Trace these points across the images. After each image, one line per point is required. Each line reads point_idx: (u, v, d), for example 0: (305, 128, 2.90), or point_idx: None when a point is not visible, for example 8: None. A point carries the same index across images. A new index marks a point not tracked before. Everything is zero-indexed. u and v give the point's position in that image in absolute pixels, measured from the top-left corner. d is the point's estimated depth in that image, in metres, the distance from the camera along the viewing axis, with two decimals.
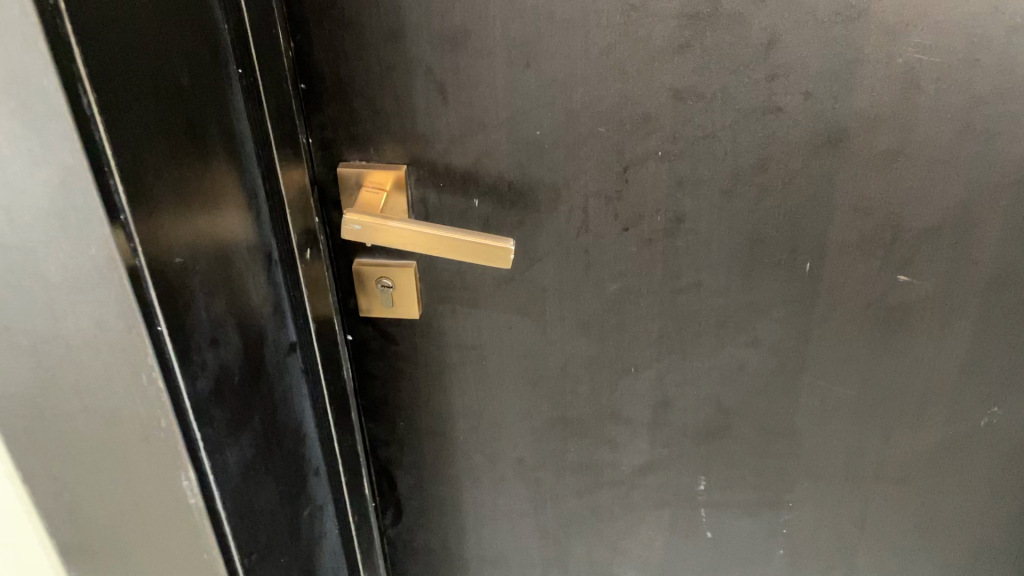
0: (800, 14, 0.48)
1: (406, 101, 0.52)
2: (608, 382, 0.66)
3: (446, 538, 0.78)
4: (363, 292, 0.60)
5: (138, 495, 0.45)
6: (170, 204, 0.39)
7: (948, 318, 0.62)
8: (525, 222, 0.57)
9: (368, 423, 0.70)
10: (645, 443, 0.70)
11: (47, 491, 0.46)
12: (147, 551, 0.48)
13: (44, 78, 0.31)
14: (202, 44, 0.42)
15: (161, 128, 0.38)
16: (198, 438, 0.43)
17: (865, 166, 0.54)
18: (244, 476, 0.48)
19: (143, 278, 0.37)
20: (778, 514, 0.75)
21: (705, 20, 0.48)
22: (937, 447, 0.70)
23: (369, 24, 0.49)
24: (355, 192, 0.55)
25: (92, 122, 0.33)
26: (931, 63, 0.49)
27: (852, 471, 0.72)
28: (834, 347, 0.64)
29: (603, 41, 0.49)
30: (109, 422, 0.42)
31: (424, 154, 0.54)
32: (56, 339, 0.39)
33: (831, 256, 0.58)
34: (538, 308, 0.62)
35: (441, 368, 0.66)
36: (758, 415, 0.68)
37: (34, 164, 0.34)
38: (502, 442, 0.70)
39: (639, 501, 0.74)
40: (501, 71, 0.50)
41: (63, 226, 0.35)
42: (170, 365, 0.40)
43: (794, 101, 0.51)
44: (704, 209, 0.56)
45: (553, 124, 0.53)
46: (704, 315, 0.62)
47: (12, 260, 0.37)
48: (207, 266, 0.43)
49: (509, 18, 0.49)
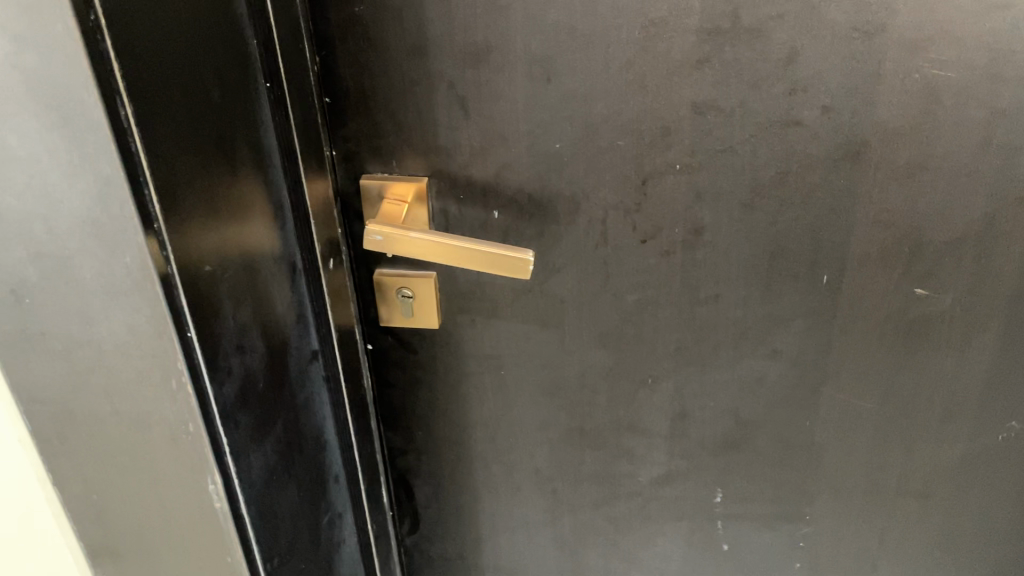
0: (820, 29, 0.48)
1: (428, 114, 0.53)
2: (626, 394, 0.66)
3: (463, 548, 0.79)
4: (383, 302, 0.61)
5: (165, 497, 0.46)
6: (200, 214, 0.40)
7: (968, 331, 0.62)
8: (544, 234, 0.58)
9: (387, 432, 0.71)
10: (662, 454, 0.70)
11: (76, 494, 0.47)
12: (173, 553, 0.49)
13: (83, 91, 0.32)
14: (232, 58, 0.43)
15: (193, 140, 0.39)
16: (224, 442, 0.44)
17: (884, 179, 0.54)
18: (267, 481, 0.49)
19: (174, 286, 0.38)
20: (796, 527, 0.75)
21: (724, 35, 0.49)
22: (956, 461, 0.70)
23: (393, 39, 0.50)
24: (377, 203, 0.56)
25: (129, 134, 0.34)
26: (951, 77, 0.50)
27: (870, 484, 0.71)
28: (853, 360, 0.64)
29: (623, 56, 0.50)
30: (139, 426, 0.43)
31: (446, 166, 0.55)
32: (88, 344, 0.40)
33: (850, 269, 0.58)
34: (557, 319, 0.62)
35: (460, 378, 0.66)
36: (777, 428, 0.68)
37: (72, 174, 0.35)
38: (519, 452, 0.71)
39: (656, 513, 0.74)
40: (522, 85, 0.51)
41: (99, 234, 0.36)
42: (199, 370, 0.41)
43: (813, 114, 0.51)
44: (723, 221, 0.56)
45: (573, 137, 0.53)
46: (723, 327, 0.62)
47: (48, 267, 0.38)
48: (234, 274, 0.44)
49: (530, 34, 0.49)
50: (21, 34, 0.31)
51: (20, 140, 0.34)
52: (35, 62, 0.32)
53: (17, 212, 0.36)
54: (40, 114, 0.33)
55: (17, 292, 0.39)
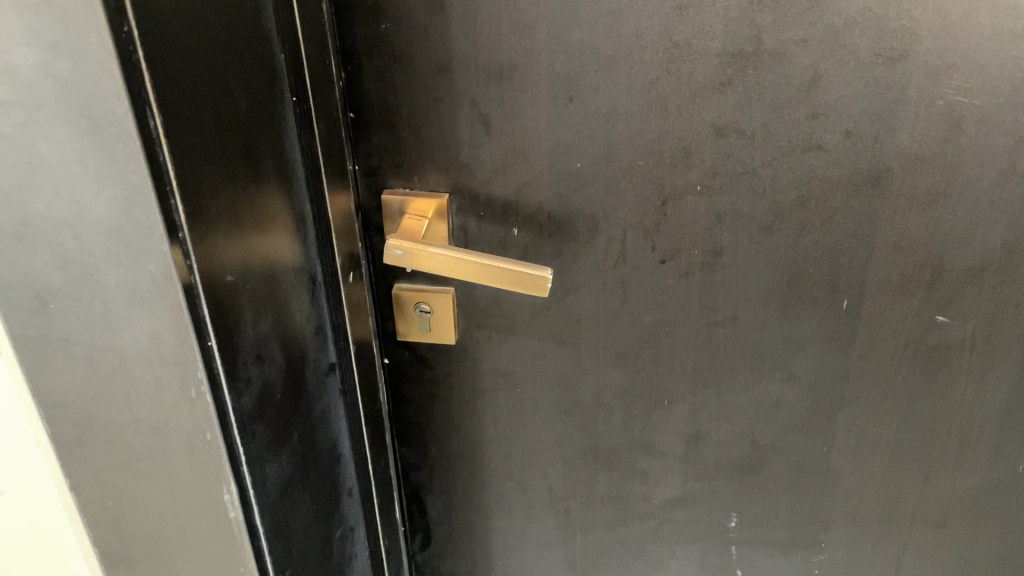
0: (843, 53, 0.48)
1: (451, 132, 0.53)
2: (641, 414, 0.66)
3: (474, 566, 0.78)
4: (401, 316, 0.61)
5: (180, 503, 0.46)
6: (226, 225, 0.41)
7: (990, 360, 0.61)
8: (563, 252, 0.58)
9: (401, 447, 0.71)
10: (677, 477, 0.70)
11: (91, 504, 0.47)
12: (187, 561, 0.49)
13: (114, 101, 0.33)
14: (261, 72, 0.44)
15: (221, 151, 0.40)
16: (240, 452, 0.44)
17: (906, 205, 0.54)
18: (281, 492, 0.49)
19: (196, 295, 0.39)
20: (811, 555, 0.74)
21: (747, 59, 0.49)
22: (976, 490, 0.69)
23: (418, 56, 0.51)
24: (398, 218, 0.57)
25: (158, 144, 0.35)
26: (974, 104, 0.50)
27: (888, 513, 0.70)
28: (872, 387, 0.63)
29: (646, 78, 0.50)
30: (159, 433, 0.43)
31: (466, 183, 0.56)
32: (111, 351, 0.41)
33: (869, 294, 0.58)
34: (573, 337, 0.62)
35: (475, 394, 0.66)
36: (794, 453, 0.67)
37: (101, 182, 0.35)
38: (532, 471, 0.70)
39: (670, 536, 0.74)
40: (544, 104, 0.52)
41: (126, 242, 0.37)
42: (218, 381, 0.41)
43: (834, 138, 0.51)
44: (742, 243, 0.56)
45: (594, 156, 0.54)
46: (740, 350, 0.62)
47: (74, 273, 0.38)
48: (256, 285, 0.44)
49: (554, 54, 0.50)
50: (57, 44, 0.32)
51: (52, 147, 0.35)
52: (68, 70, 0.33)
53: (45, 218, 0.37)
54: (72, 122, 0.34)
55: (42, 297, 0.40)
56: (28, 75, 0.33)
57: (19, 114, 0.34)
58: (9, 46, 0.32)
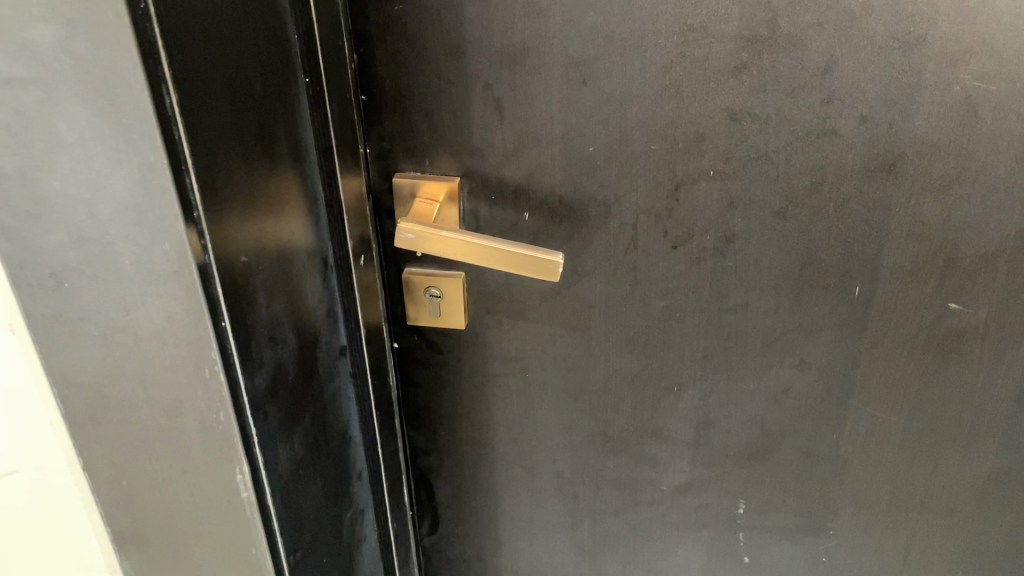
0: (859, 38, 0.48)
1: (463, 115, 0.53)
2: (651, 400, 0.66)
3: (482, 550, 0.79)
4: (411, 301, 0.61)
5: (193, 483, 0.46)
6: (240, 206, 0.41)
7: (1000, 348, 0.61)
8: (574, 237, 0.58)
9: (410, 431, 0.71)
10: (686, 462, 0.70)
11: (105, 483, 0.48)
12: (200, 540, 0.49)
13: (131, 79, 0.33)
14: (274, 51, 0.43)
15: (235, 131, 0.40)
16: (252, 432, 0.44)
17: (920, 191, 0.53)
18: (293, 474, 0.49)
19: (211, 275, 0.39)
20: (819, 542, 0.74)
21: (763, 43, 0.49)
22: (985, 478, 0.69)
23: (432, 39, 0.51)
24: (408, 202, 0.57)
25: (173, 122, 0.35)
26: (990, 90, 0.49)
27: (896, 501, 0.71)
28: (882, 374, 0.63)
29: (661, 61, 0.50)
30: (172, 412, 0.43)
31: (478, 167, 0.55)
32: (126, 330, 0.41)
33: (882, 281, 0.58)
34: (583, 322, 0.62)
35: (484, 379, 0.66)
36: (804, 440, 0.67)
37: (117, 160, 0.35)
38: (541, 456, 0.71)
39: (678, 522, 0.74)
40: (558, 88, 0.51)
41: (141, 221, 0.37)
42: (231, 361, 0.41)
43: (849, 124, 0.51)
44: (755, 229, 0.56)
45: (607, 141, 0.53)
46: (751, 336, 0.62)
47: (89, 252, 0.38)
48: (269, 266, 0.44)
49: (568, 37, 0.50)
50: (74, 22, 0.32)
51: (69, 126, 0.35)
52: (86, 48, 0.32)
53: (61, 196, 0.37)
54: (88, 99, 0.34)
55: (57, 276, 0.40)
56: (45, 51, 0.33)
57: (37, 91, 0.34)
58: (26, 23, 0.32)
